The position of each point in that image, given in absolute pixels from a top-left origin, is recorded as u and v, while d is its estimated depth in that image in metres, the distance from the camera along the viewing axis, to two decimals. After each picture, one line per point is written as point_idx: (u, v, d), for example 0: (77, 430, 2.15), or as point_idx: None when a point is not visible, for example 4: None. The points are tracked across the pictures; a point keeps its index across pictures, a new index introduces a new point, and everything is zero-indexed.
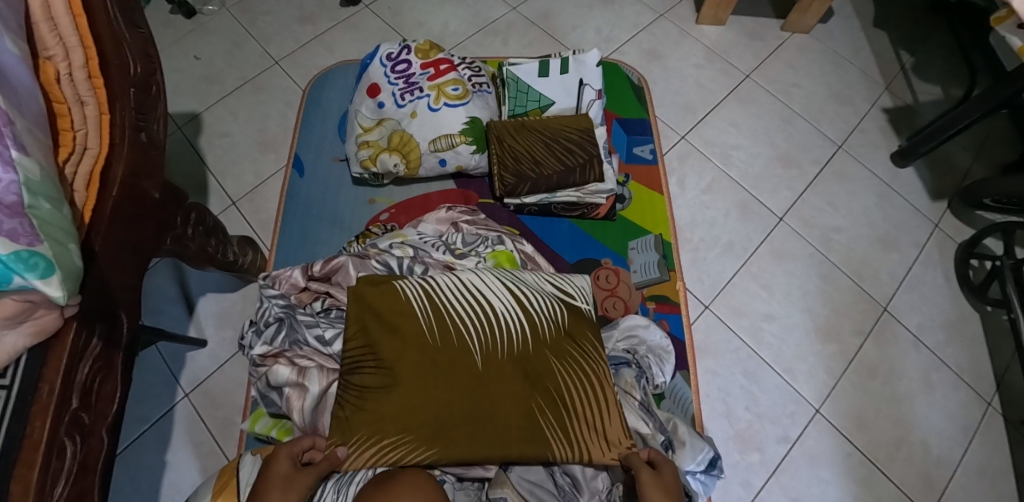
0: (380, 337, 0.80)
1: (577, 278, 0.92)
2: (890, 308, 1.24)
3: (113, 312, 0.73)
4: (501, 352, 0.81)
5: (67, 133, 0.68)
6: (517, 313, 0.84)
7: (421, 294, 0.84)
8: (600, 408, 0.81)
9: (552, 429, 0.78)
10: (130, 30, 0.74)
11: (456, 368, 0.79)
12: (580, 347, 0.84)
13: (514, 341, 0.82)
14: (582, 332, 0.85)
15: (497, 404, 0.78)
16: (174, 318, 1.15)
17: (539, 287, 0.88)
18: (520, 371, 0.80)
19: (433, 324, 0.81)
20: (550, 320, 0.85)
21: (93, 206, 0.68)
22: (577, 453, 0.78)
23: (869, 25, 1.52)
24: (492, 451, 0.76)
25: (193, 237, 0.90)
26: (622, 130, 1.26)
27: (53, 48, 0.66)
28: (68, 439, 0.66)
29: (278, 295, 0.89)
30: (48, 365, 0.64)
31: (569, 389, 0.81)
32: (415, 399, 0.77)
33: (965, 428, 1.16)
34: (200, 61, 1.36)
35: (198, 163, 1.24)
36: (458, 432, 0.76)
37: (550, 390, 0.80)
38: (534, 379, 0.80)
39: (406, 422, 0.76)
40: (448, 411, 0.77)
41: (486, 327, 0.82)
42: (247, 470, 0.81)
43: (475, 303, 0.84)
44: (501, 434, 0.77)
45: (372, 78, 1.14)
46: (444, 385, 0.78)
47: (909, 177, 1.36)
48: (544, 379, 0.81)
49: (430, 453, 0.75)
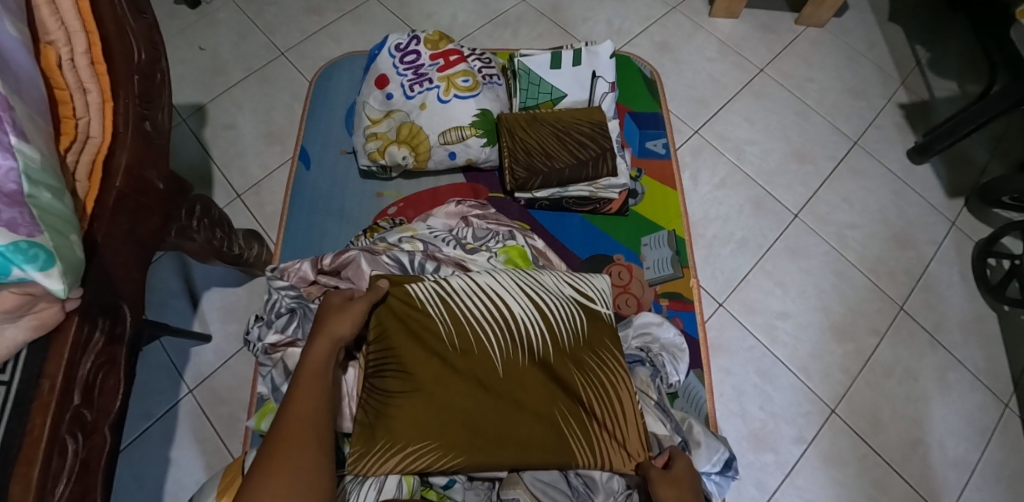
0: (399, 341, 0.79)
1: (595, 278, 0.90)
2: (906, 306, 1.22)
3: (116, 305, 0.71)
4: (520, 360, 0.80)
5: (68, 121, 0.66)
6: (536, 317, 0.83)
7: (437, 299, 0.82)
8: (621, 415, 0.80)
9: (574, 435, 0.77)
10: (134, 16, 0.72)
11: (475, 375, 0.78)
12: (599, 352, 0.83)
13: (533, 346, 0.81)
14: (600, 336, 0.84)
15: (518, 411, 0.77)
16: (178, 313, 1.13)
17: (557, 291, 0.87)
18: (540, 379, 0.79)
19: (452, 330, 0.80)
20: (568, 325, 0.84)
21: (95, 196, 0.66)
22: (598, 460, 0.78)
23: (884, 19, 1.50)
24: (515, 458, 0.75)
25: (199, 229, 0.87)
26: (634, 123, 1.23)
27: (55, 33, 0.64)
28: (69, 437, 0.64)
29: (288, 287, 0.86)
30: (49, 361, 0.62)
31: (590, 396, 0.80)
32: (436, 406, 0.76)
33: (983, 430, 1.14)
34: (205, 52, 1.34)
35: (202, 156, 1.22)
36: (481, 440, 0.75)
37: (570, 397, 0.79)
38: (554, 385, 0.80)
39: (427, 429, 0.74)
40: (470, 417, 0.76)
41: (505, 333, 0.81)
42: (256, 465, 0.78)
43: (493, 308, 0.83)
44: (523, 441, 0.76)
45: (380, 69, 1.12)
46: (465, 392, 0.77)
47: (925, 173, 1.34)
48: (565, 386, 0.80)
49: (453, 461, 0.74)
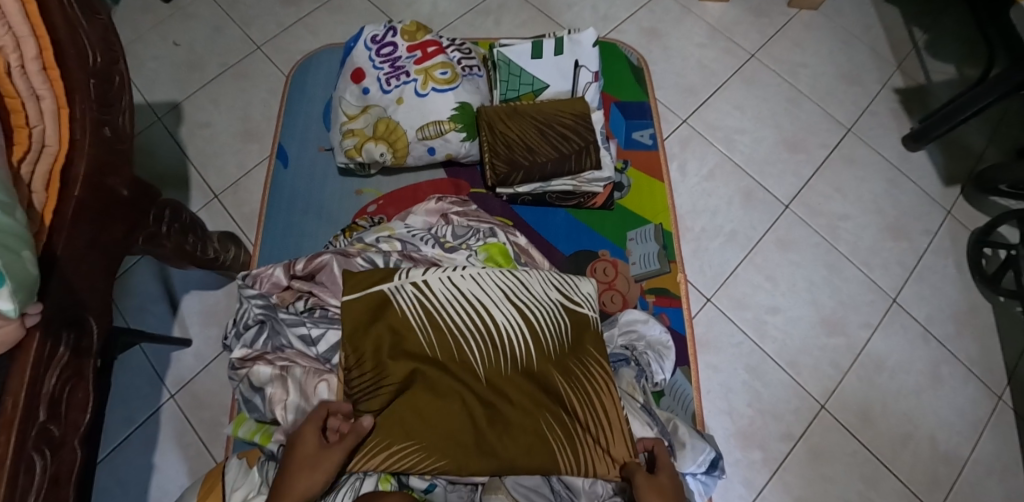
0: (382, 352, 0.78)
1: (582, 282, 0.88)
2: (898, 299, 1.20)
3: (81, 317, 0.70)
4: (504, 367, 0.79)
5: (21, 130, 0.64)
6: (520, 324, 0.82)
7: (418, 305, 0.81)
8: (605, 421, 0.78)
9: (559, 443, 0.76)
10: (87, 16, 0.67)
11: (458, 383, 0.78)
12: (583, 357, 0.81)
13: (515, 351, 0.80)
14: (585, 341, 0.83)
15: (501, 415, 0.77)
16: (157, 317, 1.12)
17: (542, 295, 0.85)
18: (524, 386, 0.79)
19: (434, 339, 0.80)
20: (553, 332, 0.82)
21: (54, 207, 0.64)
22: (581, 467, 0.76)
23: (880, 0, 1.45)
24: (497, 462, 0.74)
25: (168, 235, 0.85)
26: (620, 114, 1.20)
27: (2, 38, 0.61)
28: (37, 453, 0.63)
29: (257, 295, 0.84)
30: (11, 378, 0.61)
31: (574, 401, 0.79)
32: (420, 410, 0.75)
33: (975, 423, 1.13)
34: (180, 47, 1.31)
35: (179, 155, 1.20)
36: (464, 445, 0.74)
37: (553, 402, 0.78)
38: (537, 390, 0.79)
39: (411, 431, 0.74)
40: (453, 421, 0.75)
41: (488, 341, 0.80)
42: (233, 474, 0.78)
43: (477, 316, 0.82)
44: (506, 446, 0.75)
45: (356, 63, 1.08)
46: (448, 396, 0.76)
47: (920, 161, 1.31)
48: (549, 392, 0.79)
49: (438, 465, 0.73)
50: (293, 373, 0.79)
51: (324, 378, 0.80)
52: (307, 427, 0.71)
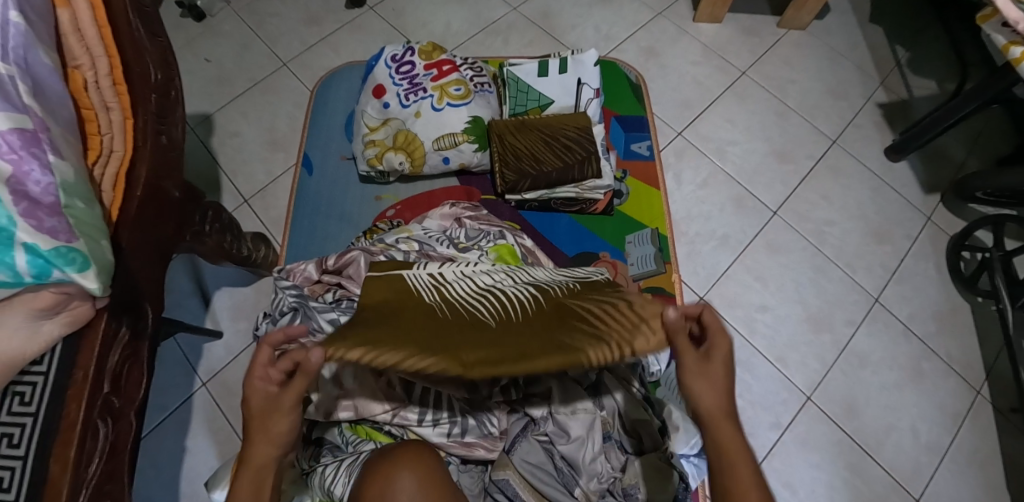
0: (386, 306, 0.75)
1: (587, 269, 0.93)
2: (881, 298, 1.28)
3: (139, 304, 0.78)
4: (517, 308, 0.74)
5: (94, 137, 0.72)
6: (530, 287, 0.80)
7: (426, 285, 0.81)
8: (632, 317, 0.69)
9: (580, 335, 0.66)
10: (150, 38, 0.77)
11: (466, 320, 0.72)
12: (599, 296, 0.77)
13: (525, 299, 0.76)
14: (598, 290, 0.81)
15: (514, 331, 0.68)
16: (191, 311, 1.21)
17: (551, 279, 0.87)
18: (541, 312, 0.73)
19: (445, 307, 0.76)
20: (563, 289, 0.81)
21: (119, 205, 0.73)
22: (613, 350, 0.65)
23: (865, 20, 1.55)
24: (509, 354, 0.63)
25: (210, 233, 0.94)
26: (620, 127, 1.30)
27: (81, 57, 0.70)
28: (100, 422, 0.72)
29: (291, 286, 0.94)
30: (82, 353, 0.70)
31: (594, 312, 0.71)
32: (420, 328, 0.68)
33: (954, 416, 1.20)
34: (211, 63, 1.41)
35: (210, 162, 1.30)
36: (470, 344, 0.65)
37: (570, 318, 0.71)
38: (553, 314, 0.72)
39: (409, 336, 0.66)
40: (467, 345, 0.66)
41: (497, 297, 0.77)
42: None
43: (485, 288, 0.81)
44: (519, 344, 0.65)
45: (378, 79, 1.19)
46: (454, 324, 0.71)
47: (902, 171, 1.39)
48: (569, 312, 0.72)
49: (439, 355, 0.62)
50: (323, 355, 0.89)
51: (348, 364, 0.90)
52: (253, 377, 0.63)
